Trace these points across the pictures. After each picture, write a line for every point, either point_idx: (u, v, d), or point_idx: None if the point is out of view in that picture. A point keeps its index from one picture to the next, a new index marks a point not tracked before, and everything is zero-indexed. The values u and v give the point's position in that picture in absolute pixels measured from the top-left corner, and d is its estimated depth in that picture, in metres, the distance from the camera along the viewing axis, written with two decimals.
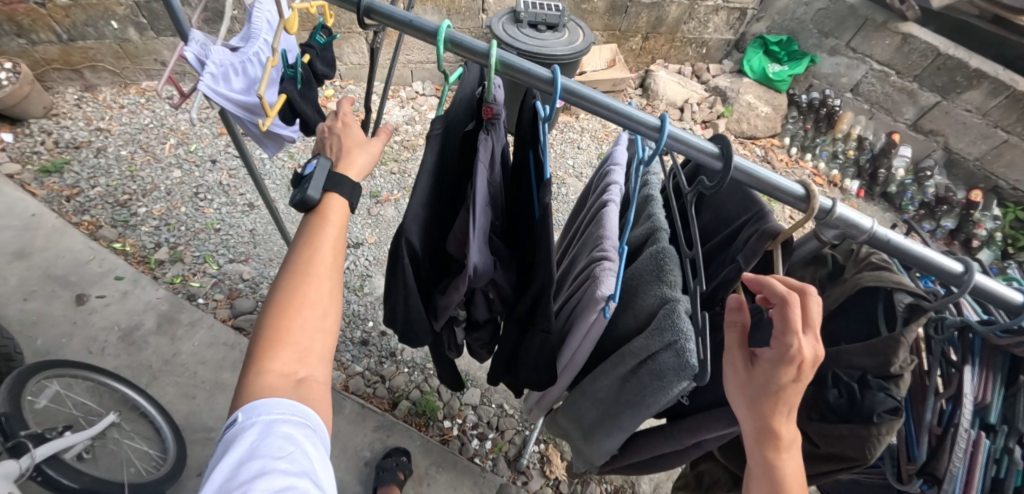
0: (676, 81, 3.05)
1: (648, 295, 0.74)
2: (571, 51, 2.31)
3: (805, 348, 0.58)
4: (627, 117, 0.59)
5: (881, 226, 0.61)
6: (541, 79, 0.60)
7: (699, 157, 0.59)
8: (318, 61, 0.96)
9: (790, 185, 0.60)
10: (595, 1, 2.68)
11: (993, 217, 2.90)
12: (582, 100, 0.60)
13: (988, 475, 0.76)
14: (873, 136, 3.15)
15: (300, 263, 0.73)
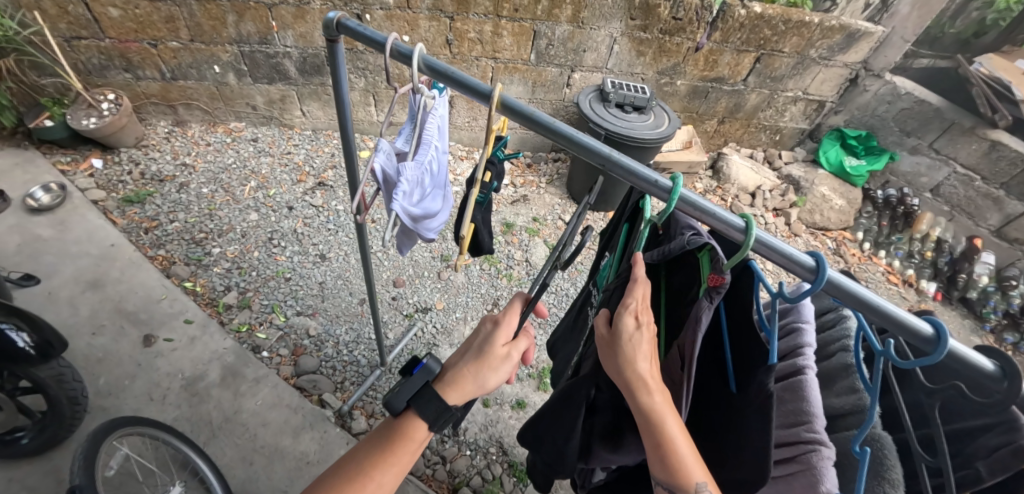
0: (749, 166, 3.04)
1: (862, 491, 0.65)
2: (658, 136, 2.30)
3: (638, 313, 0.66)
4: (904, 323, 0.55)
5: None
6: (808, 270, 0.54)
7: (968, 371, 0.56)
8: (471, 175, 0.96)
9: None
10: (678, 85, 2.73)
11: None
12: (850, 297, 0.57)
13: None
14: (952, 239, 3.03)
15: (357, 472, 0.76)
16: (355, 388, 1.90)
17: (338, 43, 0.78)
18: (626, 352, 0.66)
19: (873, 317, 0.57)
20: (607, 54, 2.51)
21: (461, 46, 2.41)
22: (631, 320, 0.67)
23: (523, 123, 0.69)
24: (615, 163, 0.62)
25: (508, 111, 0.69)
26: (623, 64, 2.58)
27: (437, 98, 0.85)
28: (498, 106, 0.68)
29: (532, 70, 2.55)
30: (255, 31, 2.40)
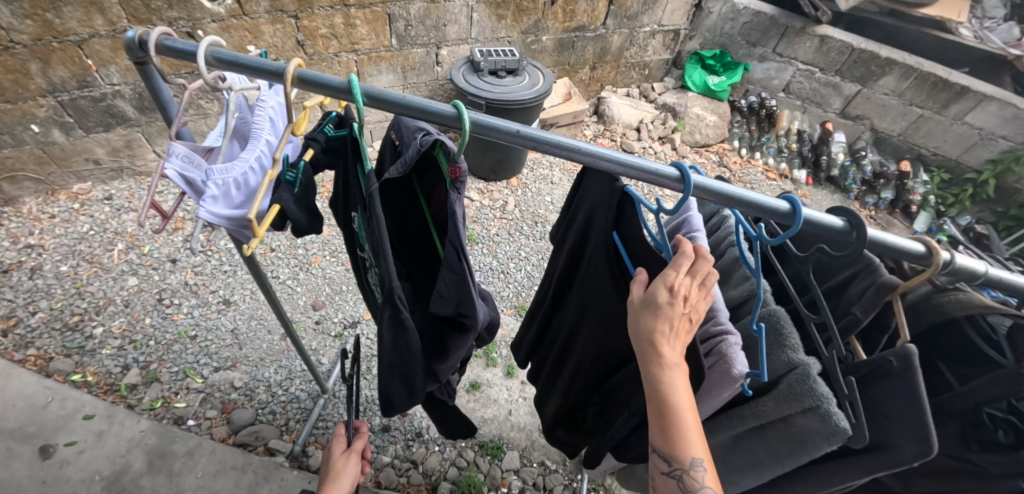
0: (628, 104, 3.20)
1: (771, 361, 0.72)
2: (535, 93, 2.37)
3: (675, 288, 0.64)
4: (758, 204, 0.61)
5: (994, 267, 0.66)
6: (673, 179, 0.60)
7: (828, 234, 0.63)
8: (320, 151, 0.84)
9: (908, 244, 0.63)
10: (544, 41, 2.78)
11: (922, 183, 3.24)
12: (712, 195, 0.61)
13: None
14: (810, 128, 3.40)
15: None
16: (302, 424, 1.82)
17: (148, 64, 0.74)
18: (651, 326, 0.65)
19: (735, 206, 0.62)
20: (468, 24, 2.51)
21: (316, 45, 2.28)
22: (666, 292, 0.65)
23: (323, 93, 0.65)
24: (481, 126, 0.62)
25: (307, 85, 0.65)
26: (486, 32, 2.58)
27: (263, 87, 0.81)
28: (295, 83, 0.65)
29: (398, 56, 2.49)
30: (69, 75, 2.08)
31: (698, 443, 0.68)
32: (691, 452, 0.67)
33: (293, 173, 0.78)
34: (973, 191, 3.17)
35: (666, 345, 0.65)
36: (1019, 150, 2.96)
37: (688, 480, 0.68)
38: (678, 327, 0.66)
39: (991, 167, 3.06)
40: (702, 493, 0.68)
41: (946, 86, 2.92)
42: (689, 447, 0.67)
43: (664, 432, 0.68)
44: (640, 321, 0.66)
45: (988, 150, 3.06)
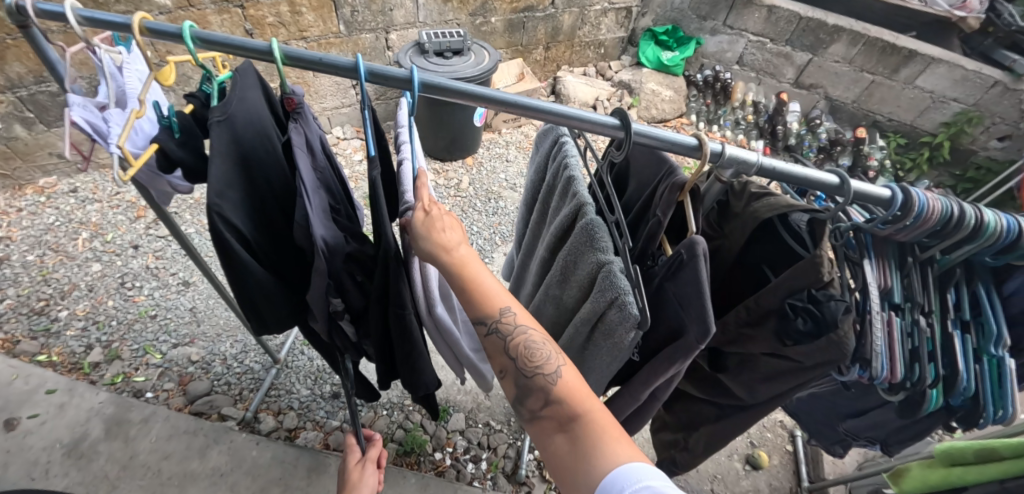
0: (583, 82, 3.28)
1: (585, 263, 0.82)
2: (480, 71, 2.45)
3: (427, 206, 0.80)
4: (524, 106, 0.73)
5: (765, 157, 0.72)
6: (400, 78, 0.74)
7: (602, 131, 0.73)
8: (199, 108, 0.93)
9: (684, 138, 0.72)
10: (493, 23, 2.86)
11: (880, 148, 3.26)
12: (454, 93, 0.74)
13: (970, 349, 0.83)
14: (766, 99, 3.46)
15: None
16: (255, 393, 1.92)
17: (31, 27, 0.82)
18: (423, 226, 0.79)
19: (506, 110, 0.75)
20: (414, 8, 2.59)
21: (264, 33, 2.36)
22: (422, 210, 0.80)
23: (171, 41, 0.75)
24: (237, 46, 0.73)
25: (157, 35, 0.75)
26: (433, 15, 2.67)
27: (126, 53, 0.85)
28: (145, 33, 0.75)
29: (347, 42, 2.57)
30: (25, 71, 2.17)
31: (498, 299, 0.81)
32: (495, 307, 0.80)
33: (167, 119, 0.87)
34: (930, 154, 3.20)
35: (442, 233, 0.79)
36: (971, 111, 2.99)
37: (503, 327, 0.81)
38: (448, 222, 0.81)
39: (945, 129, 3.09)
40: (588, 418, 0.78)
41: (894, 51, 2.97)
42: (491, 304, 0.80)
43: (467, 301, 0.81)
44: (416, 231, 0.80)
45: (942, 113, 3.09)
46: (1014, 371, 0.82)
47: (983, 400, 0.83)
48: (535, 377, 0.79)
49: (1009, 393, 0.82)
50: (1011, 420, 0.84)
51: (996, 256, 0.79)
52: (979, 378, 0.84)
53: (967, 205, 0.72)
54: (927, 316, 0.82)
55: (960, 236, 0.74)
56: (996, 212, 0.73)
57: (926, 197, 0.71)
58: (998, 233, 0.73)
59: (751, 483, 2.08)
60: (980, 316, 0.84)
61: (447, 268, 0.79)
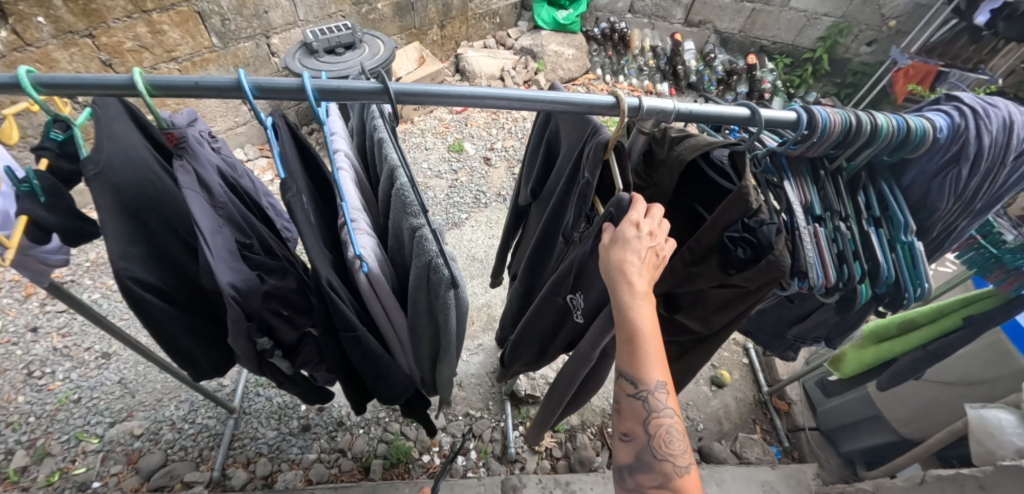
0: (486, 55, 3.24)
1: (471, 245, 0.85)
2: (377, 62, 2.46)
3: (641, 224, 0.74)
4: (425, 95, 0.69)
5: (682, 103, 0.73)
6: (294, 89, 0.67)
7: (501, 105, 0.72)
8: (59, 161, 0.79)
9: (602, 98, 0.71)
10: (380, 9, 2.80)
11: (770, 71, 3.49)
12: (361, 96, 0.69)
13: (884, 240, 0.92)
14: (662, 41, 3.57)
15: None
16: (217, 450, 1.79)
17: None
18: (617, 263, 0.73)
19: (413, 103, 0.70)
20: (291, 6, 2.51)
21: (125, 61, 2.15)
22: (634, 229, 0.74)
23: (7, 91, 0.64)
24: (88, 86, 0.63)
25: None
26: (313, 10, 2.59)
27: None
28: None
29: (224, 54, 2.44)
30: None
31: (658, 369, 0.77)
32: (652, 377, 0.77)
33: (27, 185, 0.76)
34: (813, 68, 3.47)
35: (635, 275, 0.73)
36: (840, 23, 3.24)
37: (651, 400, 0.78)
38: (642, 269, 0.74)
39: (822, 44, 3.34)
40: (662, 411, 0.78)
41: None
42: (649, 373, 0.76)
43: (632, 354, 0.76)
44: (610, 260, 0.74)
45: (816, 29, 3.33)
46: (923, 252, 0.91)
47: (903, 282, 0.91)
48: (662, 461, 0.78)
49: (923, 272, 0.91)
50: (928, 294, 0.93)
51: (891, 154, 0.88)
52: (896, 266, 0.92)
53: (862, 113, 0.78)
54: (844, 220, 0.90)
55: (862, 141, 0.80)
56: (887, 114, 0.81)
57: (825, 113, 0.76)
58: (891, 132, 0.80)
59: (720, 401, 2.25)
60: (887, 210, 0.93)
61: (622, 323, 0.74)
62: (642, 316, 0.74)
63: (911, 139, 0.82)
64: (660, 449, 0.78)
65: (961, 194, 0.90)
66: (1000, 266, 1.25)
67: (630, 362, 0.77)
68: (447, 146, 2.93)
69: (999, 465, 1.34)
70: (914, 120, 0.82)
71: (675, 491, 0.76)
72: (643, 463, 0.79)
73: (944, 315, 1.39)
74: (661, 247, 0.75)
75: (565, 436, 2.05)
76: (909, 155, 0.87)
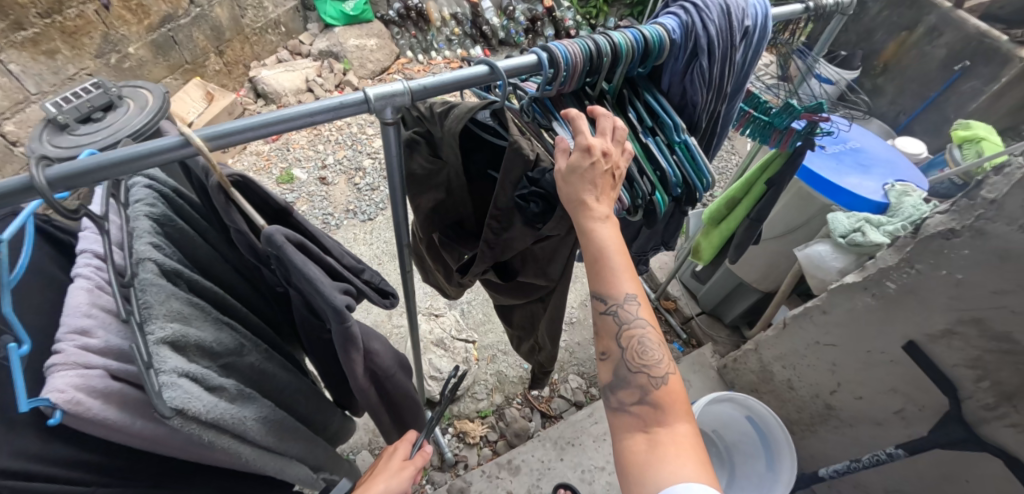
0: (283, 70, 2.97)
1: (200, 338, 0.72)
2: (151, 115, 2.16)
3: (603, 148, 0.74)
4: (79, 176, 0.57)
5: (410, 81, 0.68)
6: None
7: (173, 158, 0.61)
8: None
9: (322, 104, 0.64)
10: (134, 53, 2.41)
11: (568, 8, 3.63)
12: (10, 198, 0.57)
13: (663, 145, 0.99)
14: (460, 7, 3.48)
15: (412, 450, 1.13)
16: None
17: None
18: (576, 194, 0.75)
19: (78, 188, 0.59)
20: (13, 81, 2.05)
21: None
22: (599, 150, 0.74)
23: None
24: None
25: None
26: (46, 78, 2.15)
27: None
28: None
29: None
30: None
31: (628, 283, 0.86)
32: (623, 291, 0.86)
33: None
34: None
35: (600, 202, 0.77)
36: None
37: (621, 312, 0.87)
38: (603, 194, 0.77)
39: None
40: (636, 323, 0.88)
41: None
42: (620, 287, 0.85)
43: (599, 273, 0.84)
44: (568, 189, 0.75)
45: None
46: (697, 146, 0.98)
47: (690, 179, 0.98)
48: (637, 372, 0.89)
49: (702, 165, 0.98)
50: (712, 182, 1.00)
51: (643, 64, 0.95)
52: (681, 166, 0.99)
53: (596, 36, 0.83)
54: None
55: (608, 63, 0.86)
56: (623, 30, 0.86)
57: (562, 48, 0.80)
58: (630, 44, 0.86)
59: None
60: (658, 118, 1.00)
61: (588, 251, 0.79)
62: (610, 236, 0.79)
63: (650, 47, 0.88)
64: (636, 360, 0.90)
65: (710, 83, 0.97)
66: (774, 130, 1.39)
67: (602, 281, 0.85)
68: (275, 180, 2.71)
69: (829, 290, 1.56)
70: (649, 28, 0.88)
71: (655, 406, 0.87)
72: (618, 377, 0.90)
73: (754, 185, 1.56)
74: (614, 168, 0.78)
75: (495, 417, 2.07)
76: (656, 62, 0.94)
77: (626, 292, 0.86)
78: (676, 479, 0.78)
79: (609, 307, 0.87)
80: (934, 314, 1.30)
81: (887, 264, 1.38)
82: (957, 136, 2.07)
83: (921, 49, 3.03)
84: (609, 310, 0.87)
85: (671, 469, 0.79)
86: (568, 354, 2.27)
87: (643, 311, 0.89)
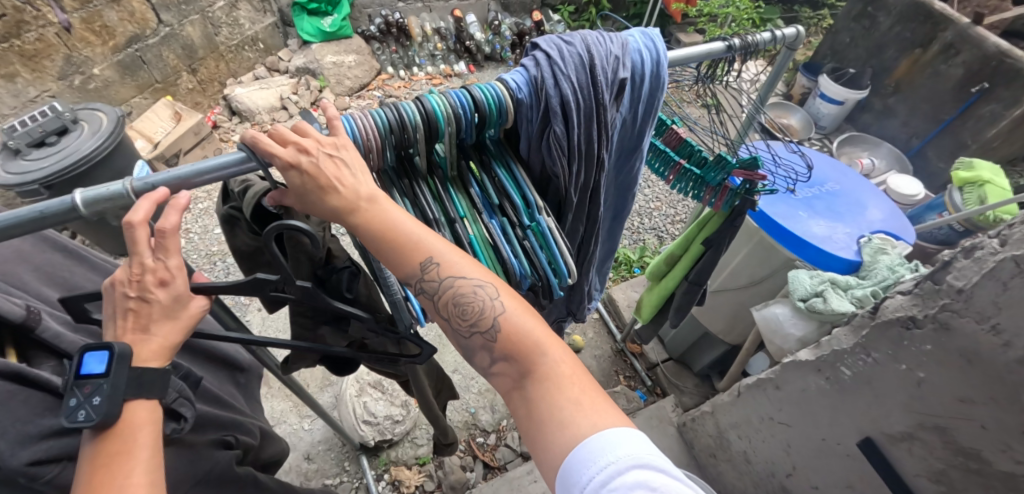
0: (257, 88, 2.94)
1: None
2: (104, 138, 2.13)
3: (301, 148, 0.66)
4: None
5: (128, 179, 0.64)
6: None
7: None
8: None
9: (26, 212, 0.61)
10: (100, 74, 2.42)
11: (557, 22, 3.49)
12: None
13: (512, 228, 0.86)
14: (444, 22, 3.43)
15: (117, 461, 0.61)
16: None
17: None
18: (314, 185, 0.67)
19: None
20: None
21: None
22: (298, 151, 0.66)
23: None
24: None
25: None
26: (6, 101, 2.17)
27: None
28: None
29: None
30: None
31: (421, 247, 0.72)
32: (418, 259, 0.72)
33: None
34: (596, 9, 3.52)
35: (337, 184, 0.68)
36: None
37: (431, 282, 0.73)
38: (336, 166, 0.68)
39: None
40: (449, 283, 0.73)
41: None
42: (413, 259, 0.71)
43: (387, 252, 0.72)
44: (299, 191, 0.68)
45: None
46: (552, 230, 0.85)
47: (541, 271, 0.86)
48: (474, 334, 0.73)
49: (556, 252, 0.86)
50: (570, 274, 0.87)
51: (489, 130, 0.81)
52: (533, 251, 0.86)
53: (400, 106, 0.73)
54: (461, 220, 0.85)
55: (422, 137, 0.75)
56: (443, 93, 0.75)
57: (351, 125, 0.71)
58: (451, 113, 0.74)
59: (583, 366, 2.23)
60: (511, 196, 0.85)
61: (357, 228, 0.70)
62: (369, 208, 0.70)
63: (483, 113, 0.76)
64: (463, 324, 0.73)
65: (572, 151, 0.81)
66: (707, 185, 1.21)
67: (393, 261, 0.72)
68: None
69: (782, 364, 1.37)
70: (479, 91, 0.76)
71: (505, 355, 0.71)
72: (466, 349, 0.75)
73: (692, 242, 1.39)
74: (331, 154, 0.68)
75: (434, 465, 1.95)
76: (504, 125, 0.80)
77: (427, 255, 0.72)
78: (596, 430, 0.64)
79: (418, 283, 0.73)
80: (890, 411, 1.09)
81: (841, 347, 1.18)
82: (957, 177, 1.83)
83: (935, 67, 2.81)
84: (424, 286, 0.73)
85: (572, 428, 0.65)
86: None
87: (457, 264, 0.73)
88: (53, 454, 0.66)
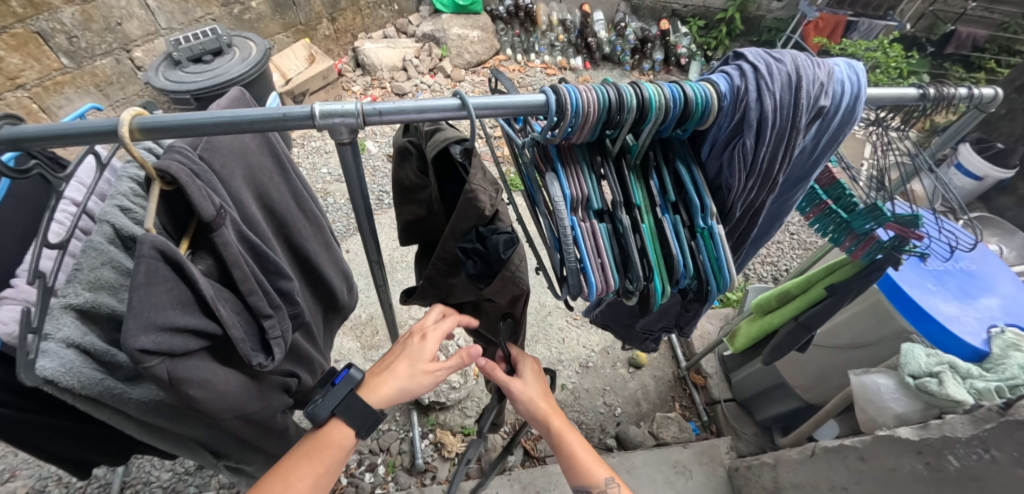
0: (385, 46, 3.09)
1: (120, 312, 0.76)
2: (249, 66, 2.31)
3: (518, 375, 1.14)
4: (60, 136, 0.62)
5: (364, 102, 0.63)
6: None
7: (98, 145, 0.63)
8: None
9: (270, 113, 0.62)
10: (255, 7, 2.63)
11: (684, 35, 3.38)
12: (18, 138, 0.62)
13: (682, 227, 0.82)
14: (570, 15, 3.45)
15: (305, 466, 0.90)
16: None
17: None
18: (526, 403, 1.12)
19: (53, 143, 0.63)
20: (148, 15, 2.32)
21: None
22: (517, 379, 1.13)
23: None
24: None
25: None
26: (176, 16, 2.41)
27: None
28: None
29: (82, 75, 2.25)
30: None
31: (602, 469, 1.03)
32: (600, 476, 1.02)
33: None
34: (727, 29, 3.39)
35: (541, 408, 1.10)
36: None
37: None
38: (543, 400, 1.12)
39: (731, 3, 3.29)
40: None
41: None
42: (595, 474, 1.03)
43: (572, 463, 1.05)
44: (520, 405, 1.13)
45: None
46: (724, 238, 0.80)
47: (703, 274, 0.82)
48: None
49: (724, 261, 0.81)
50: (731, 286, 0.83)
51: (682, 128, 0.79)
52: (697, 254, 0.83)
53: (622, 87, 0.70)
54: (636, 210, 0.81)
55: (631, 121, 0.72)
56: (660, 84, 0.72)
57: (577, 93, 0.68)
58: (665, 105, 0.71)
59: (637, 383, 2.21)
60: (684, 195, 0.84)
61: (556, 441, 1.07)
62: (564, 430, 1.08)
63: (689, 113, 0.74)
64: None
65: (754, 168, 0.80)
66: (851, 231, 1.17)
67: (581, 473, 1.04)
68: (348, 146, 2.99)
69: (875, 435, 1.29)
70: (693, 87, 0.73)
71: None
72: None
73: (814, 285, 1.32)
74: (541, 397, 1.12)
75: (477, 439, 1.99)
76: (699, 127, 0.78)
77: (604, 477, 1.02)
78: None
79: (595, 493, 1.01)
80: None
81: (956, 434, 1.10)
82: None
83: None
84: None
85: None
86: (572, 396, 2.14)
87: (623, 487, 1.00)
88: (169, 346, 0.66)
